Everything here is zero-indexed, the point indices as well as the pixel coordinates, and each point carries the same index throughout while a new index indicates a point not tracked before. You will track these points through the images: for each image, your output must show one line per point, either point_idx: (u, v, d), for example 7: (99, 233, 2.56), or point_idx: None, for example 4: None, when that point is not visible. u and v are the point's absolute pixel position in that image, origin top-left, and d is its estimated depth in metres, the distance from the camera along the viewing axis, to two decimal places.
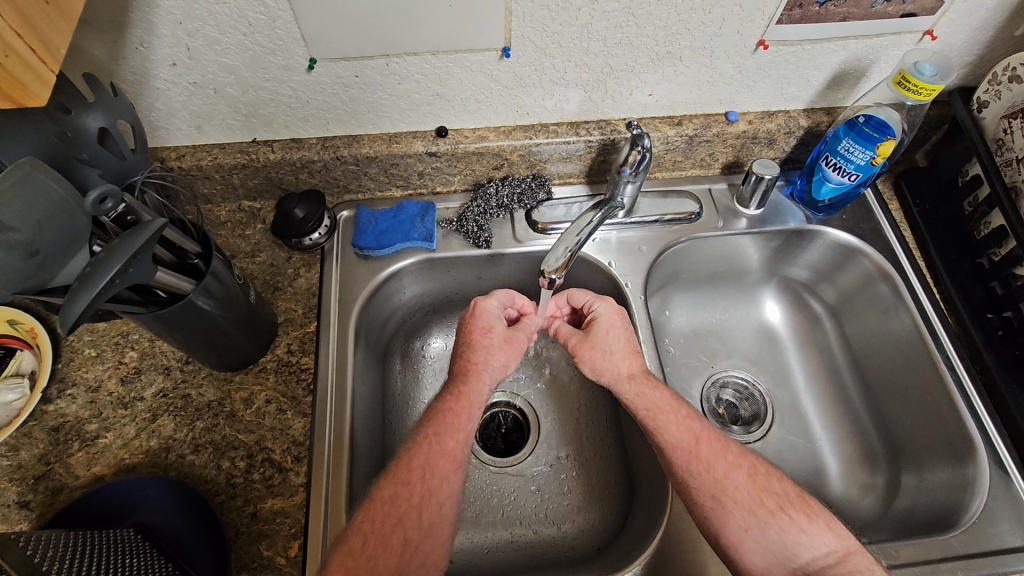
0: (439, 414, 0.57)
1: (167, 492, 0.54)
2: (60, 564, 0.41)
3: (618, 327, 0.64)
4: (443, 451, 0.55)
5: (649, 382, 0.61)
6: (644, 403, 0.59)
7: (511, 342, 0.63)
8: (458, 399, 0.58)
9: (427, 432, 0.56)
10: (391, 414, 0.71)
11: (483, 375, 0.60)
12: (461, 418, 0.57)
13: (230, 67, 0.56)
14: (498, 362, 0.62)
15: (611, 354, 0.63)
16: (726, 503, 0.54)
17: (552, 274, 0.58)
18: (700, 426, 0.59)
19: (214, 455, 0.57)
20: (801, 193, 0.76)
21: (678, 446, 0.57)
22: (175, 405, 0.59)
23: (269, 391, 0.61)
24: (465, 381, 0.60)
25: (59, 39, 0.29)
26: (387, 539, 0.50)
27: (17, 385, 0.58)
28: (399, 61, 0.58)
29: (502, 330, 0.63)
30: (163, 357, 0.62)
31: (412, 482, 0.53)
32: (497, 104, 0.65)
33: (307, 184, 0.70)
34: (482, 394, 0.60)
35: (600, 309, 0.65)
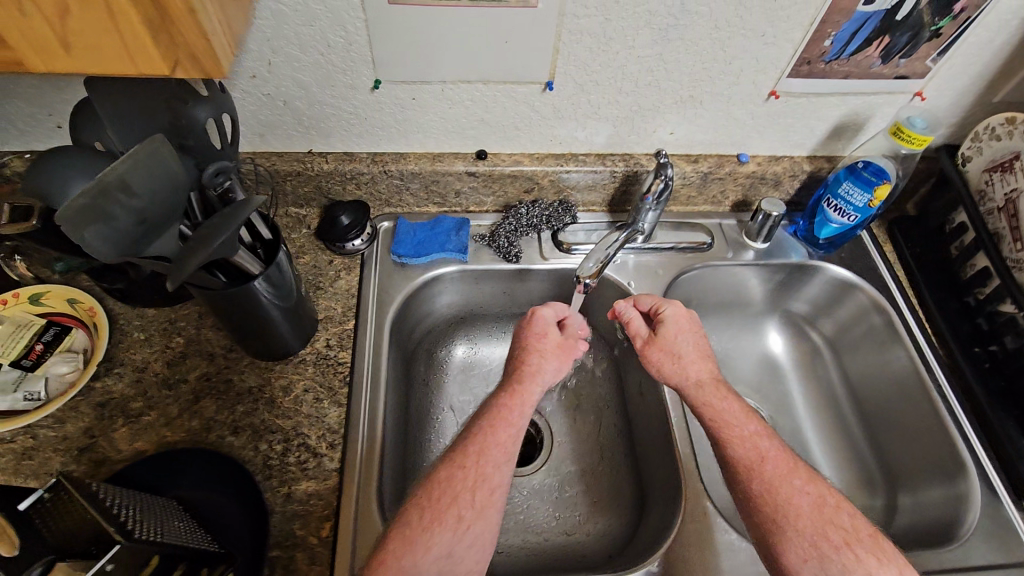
0: (493, 408, 0.60)
1: (207, 468, 0.57)
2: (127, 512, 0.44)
3: (684, 331, 0.68)
4: (496, 441, 0.57)
5: (717, 392, 0.64)
6: (710, 412, 0.63)
7: (564, 349, 0.67)
8: (512, 397, 0.61)
9: (481, 425, 0.59)
10: (415, 416, 0.74)
11: (537, 379, 0.63)
12: (513, 414, 0.60)
13: (302, 82, 0.62)
14: (550, 366, 0.65)
15: (678, 357, 0.67)
16: (786, 526, 0.55)
17: (585, 279, 0.63)
18: (768, 446, 0.60)
19: (252, 437, 0.59)
20: (804, 231, 0.83)
21: (741, 462, 0.59)
22: (217, 388, 0.62)
23: (307, 381, 0.64)
24: (518, 381, 0.63)
25: (236, 22, 0.37)
26: (442, 514, 0.52)
27: (71, 359, 0.61)
28: (454, 88, 0.65)
29: (553, 338, 0.67)
30: (207, 343, 0.65)
31: (468, 468, 0.55)
32: (534, 133, 0.72)
33: (352, 195, 0.75)
34: (534, 396, 0.62)
35: (668, 310, 0.69)
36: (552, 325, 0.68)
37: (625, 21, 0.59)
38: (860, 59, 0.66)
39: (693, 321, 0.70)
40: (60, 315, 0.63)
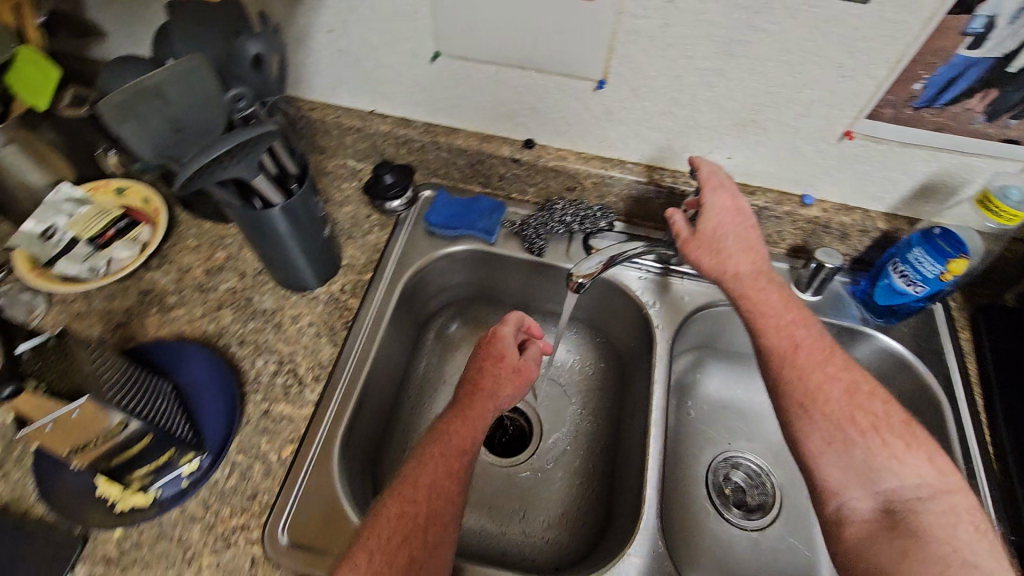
0: (444, 436, 0.56)
1: (205, 365, 0.62)
2: (114, 376, 0.50)
3: (728, 224, 0.63)
4: (448, 471, 0.54)
5: (756, 283, 0.62)
6: (746, 304, 0.62)
7: (518, 371, 0.64)
8: (464, 422, 0.57)
9: (432, 452, 0.55)
10: (410, 378, 0.76)
11: (489, 398, 0.60)
12: (466, 440, 0.56)
13: (371, 43, 0.67)
14: (504, 392, 0.62)
15: (719, 251, 0.63)
16: (813, 412, 0.55)
17: (580, 278, 0.62)
18: (805, 334, 0.59)
19: (252, 352, 0.65)
20: (863, 293, 0.74)
21: (774, 351, 0.59)
22: (237, 302, 0.69)
23: (314, 316, 0.69)
24: (471, 405, 0.59)
25: None
26: (393, 555, 0.48)
27: (131, 247, 0.70)
28: (509, 72, 0.66)
29: (511, 359, 0.65)
30: (243, 262, 0.72)
31: (418, 501, 0.51)
32: (583, 131, 0.71)
33: (403, 159, 0.80)
34: (487, 419, 0.59)
35: (709, 202, 0.63)
36: (508, 348, 0.65)
37: (685, 29, 0.57)
38: (958, 111, 0.58)
39: (734, 209, 0.64)
40: (134, 208, 0.73)
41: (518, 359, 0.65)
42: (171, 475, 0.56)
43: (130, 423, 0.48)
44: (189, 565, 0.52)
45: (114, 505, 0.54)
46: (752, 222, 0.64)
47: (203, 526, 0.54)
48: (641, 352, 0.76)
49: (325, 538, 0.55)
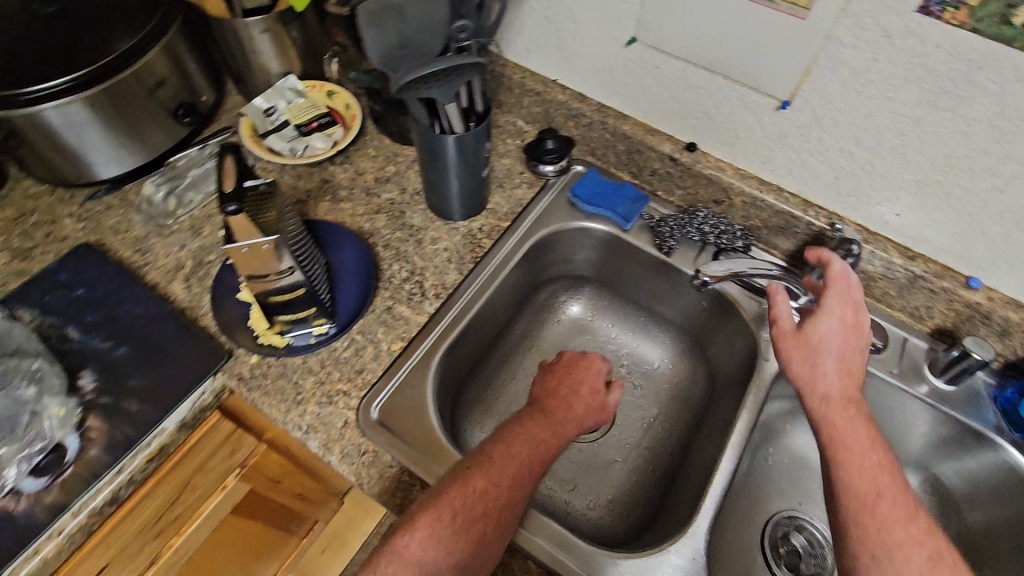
0: (535, 434, 0.58)
1: (354, 251, 0.71)
2: (294, 232, 0.59)
3: (838, 337, 0.61)
4: (532, 468, 0.56)
5: (849, 410, 0.58)
6: (833, 428, 0.57)
7: (604, 409, 0.65)
8: (554, 430, 0.60)
9: (521, 441, 0.58)
10: (511, 328, 0.81)
11: (576, 428, 0.62)
12: (548, 451, 0.58)
13: (576, 17, 0.72)
14: (586, 422, 0.63)
15: (820, 364, 0.60)
16: (884, 569, 0.49)
17: (705, 276, 0.70)
18: (892, 481, 0.54)
19: (392, 255, 0.73)
20: (1008, 401, 0.67)
21: (854, 489, 0.54)
22: (392, 212, 0.78)
23: (449, 243, 0.76)
24: (562, 416, 0.61)
25: None
26: (470, 521, 0.51)
27: (325, 140, 0.80)
28: (695, 72, 0.68)
29: (599, 392, 0.65)
30: (406, 181, 0.81)
31: (495, 481, 0.53)
32: (750, 147, 0.72)
33: (569, 131, 0.84)
34: (568, 440, 0.61)
35: (829, 305, 0.62)
36: (602, 383, 0.66)
37: (893, 68, 0.56)
38: None
39: (852, 325, 0.62)
40: (336, 111, 0.84)
41: (605, 397, 0.66)
42: (304, 329, 0.64)
43: (293, 273, 0.57)
44: (298, 406, 0.61)
45: (257, 338, 0.64)
46: (864, 347, 0.62)
47: (316, 380, 0.62)
48: (740, 379, 0.74)
49: (404, 426, 0.61)
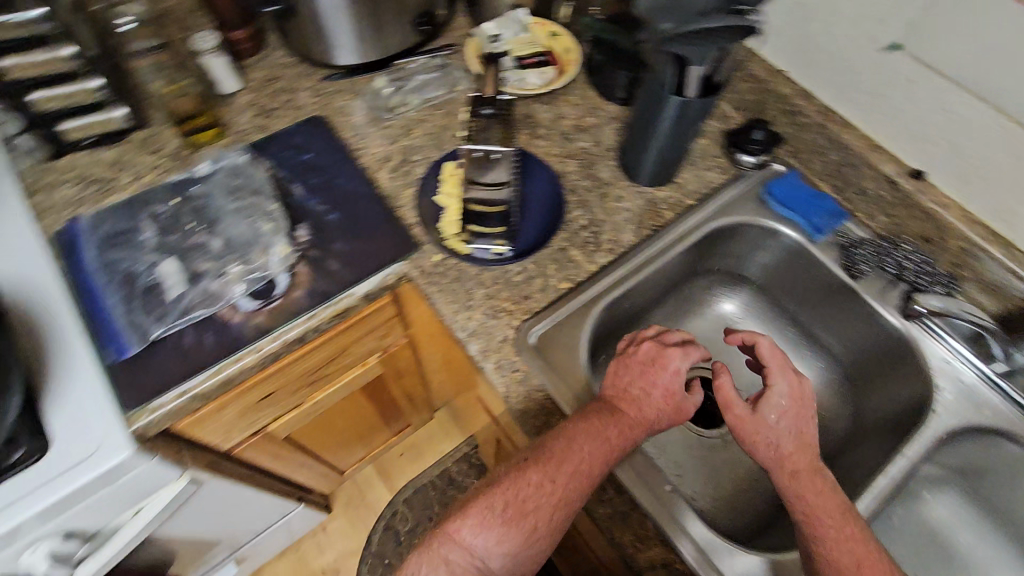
0: (597, 428, 0.54)
1: (545, 185, 0.74)
2: None
3: (789, 413, 0.55)
4: (586, 466, 0.52)
5: (814, 481, 0.52)
6: (803, 506, 0.51)
7: (679, 412, 0.57)
8: (617, 428, 0.54)
9: (583, 435, 0.54)
10: (662, 304, 0.81)
11: (642, 425, 0.55)
12: (613, 446, 0.53)
13: (836, 9, 0.68)
14: (657, 419, 0.56)
15: (776, 441, 0.53)
16: None
17: (921, 305, 0.67)
18: (868, 546, 0.50)
19: (575, 200, 0.74)
20: None
21: (839, 563, 0.49)
22: (582, 160, 0.78)
23: (631, 204, 0.75)
24: (625, 413, 0.55)
25: None
26: (518, 516, 0.51)
27: (538, 79, 0.83)
28: (956, 96, 0.63)
29: (676, 395, 0.57)
30: (602, 134, 0.81)
31: (554, 485, 0.51)
32: (990, 190, 0.65)
33: (780, 127, 0.80)
34: (634, 436, 0.55)
35: (778, 385, 0.56)
36: (679, 384, 0.57)
37: None
38: None
39: (797, 397, 0.56)
40: (555, 53, 0.86)
41: (681, 398, 0.57)
42: (485, 244, 0.68)
43: None
44: (466, 309, 0.65)
45: (444, 240, 0.68)
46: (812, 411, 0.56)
47: (485, 293, 0.66)
48: (897, 429, 0.69)
49: (559, 358, 0.63)
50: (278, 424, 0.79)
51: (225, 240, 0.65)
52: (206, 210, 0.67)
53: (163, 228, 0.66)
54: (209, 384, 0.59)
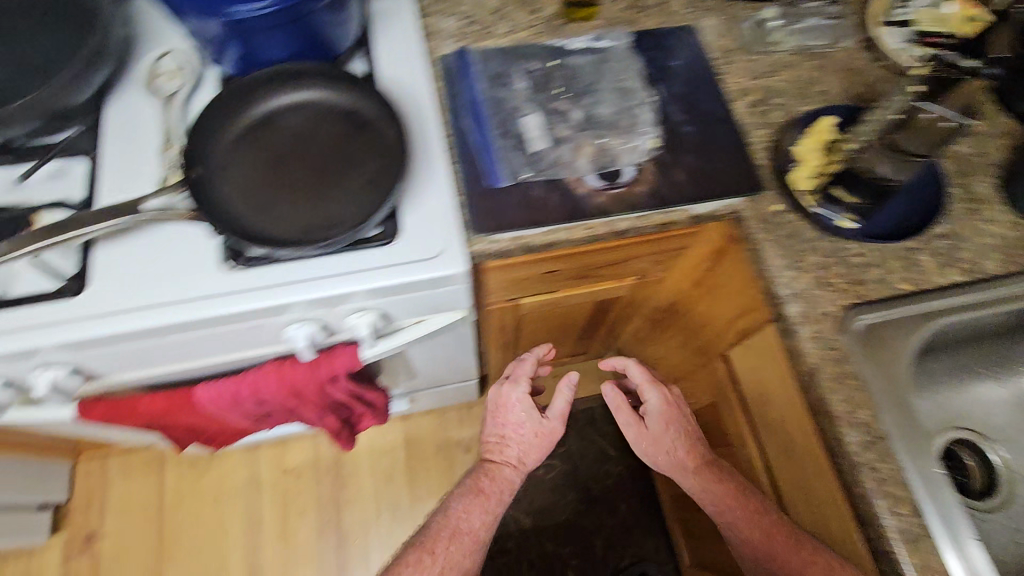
0: (466, 493, 0.82)
1: (921, 189, 0.66)
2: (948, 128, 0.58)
3: (667, 422, 0.74)
4: (478, 518, 0.80)
5: (704, 471, 0.71)
6: (710, 497, 0.69)
7: (552, 436, 0.83)
8: (484, 489, 0.81)
9: (468, 505, 0.81)
10: (975, 353, 0.71)
11: (512, 470, 0.83)
12: (490, 500, 0.81)
13: None
14: (524, 454, 0.83)
15: (659, 439, 0.74)
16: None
17: None
18: (770, 521, 0.64)
19: (941, 206, 0.66)
20: None
21: (739, 528, 0.66)
22: (961, 164, 0.68)
23: (1003, 233, 0.65)
24: (482, 481, 0.82)
25: None
26: (432, 546, 0.77)
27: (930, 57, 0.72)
28: None
29: (531, 423, 0.83)
30: (992, 144, 0.69)
31: (433, 556, 0.77)
32: None
33: None
34: (495, 488, 0.81)
35: (649, 398, 0.75)
36: (530, 421, 0.83)
37: None
38: None
39: (665, 408, 0.75)
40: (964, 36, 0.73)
41: (550, 425, 0.82)
42: (832, 212, 0.64)
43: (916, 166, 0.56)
44: (794, 270, 0.62)
45: (790, 172, 0.65)
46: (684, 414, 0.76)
47: (818, 262, 0.62)
48: None
49: (886, 353, 0.60)
50: (534, 300, 0.82)
51: (587, 115, 0.67)
52: (576, 81, 0.69)
53: (533, 84, 0.69)
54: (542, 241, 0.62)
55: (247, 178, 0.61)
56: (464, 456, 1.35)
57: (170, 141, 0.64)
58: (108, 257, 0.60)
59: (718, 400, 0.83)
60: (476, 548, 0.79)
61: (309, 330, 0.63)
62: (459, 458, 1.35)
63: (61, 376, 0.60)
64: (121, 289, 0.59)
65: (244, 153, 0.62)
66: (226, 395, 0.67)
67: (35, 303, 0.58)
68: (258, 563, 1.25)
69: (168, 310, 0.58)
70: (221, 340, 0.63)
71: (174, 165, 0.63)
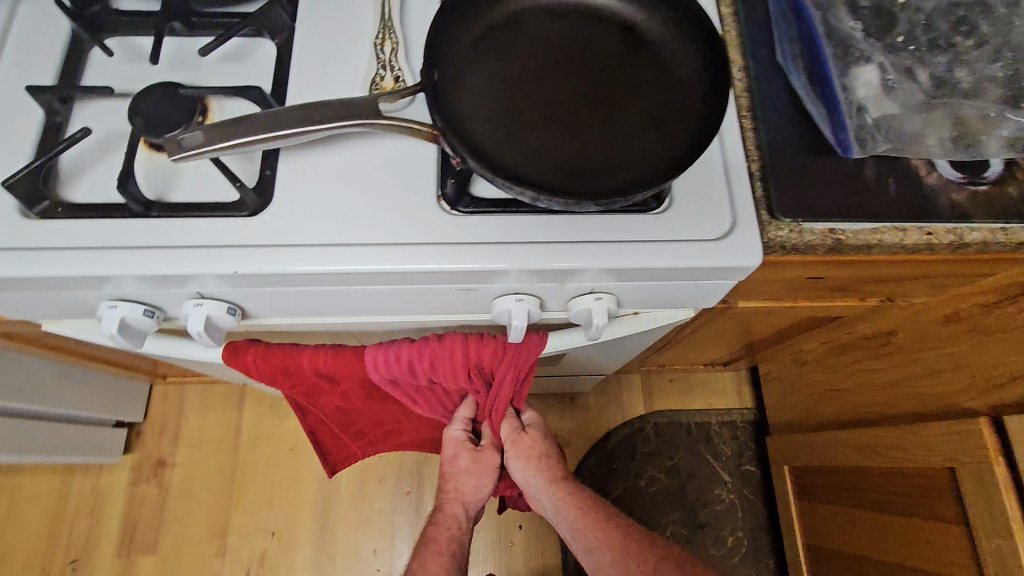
0: (426, 533, 0.72)
1: None
2: None
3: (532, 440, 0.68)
4: (434, 559, 0.70)
5: (566, 489, 0.71)
6: (572, 512, 0.72)
7: (482, 464, 0.67)
8: (439, 528, 0.71)
9: (432, 539, 0.70)
10: None
11: (461, 506, 0.71)
12: (443, 540, 0.70)
13: None
14: (475, 483, 0.69)
15: (533, 460, 0.68)
16: None
17: None
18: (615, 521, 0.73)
19: None
20: None
21: (596, 535, 0.71)
22: None
23: None
24: (436, 516, 0.72)
25: None
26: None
27: None
28: None
29: (467, 455, 0.67)
30: None
31: None
32: None
33: None
34: (437, 526, 0.71)
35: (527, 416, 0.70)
36: (459, 451, 0.67)
37: None
38: None
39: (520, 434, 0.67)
40: None
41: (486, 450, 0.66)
42: None
43: None
44: None
45: None
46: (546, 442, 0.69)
47: None
48: None
49: None
50: (750, 308, 0.66)
51: (938, 77, 0.49)
52: (927, 32, 0.51)
53: (873, 27, 0.51)
54: (866, 239, 0.45)
55: (489, 93, 0.45)
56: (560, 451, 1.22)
57: (387, 31, 0.49)
58: (298, 172, 0.46)
59: (956, 465, 0.66)
60: None
61: (526, 306, 0.49)
62: None
63: (217, 313, 0.47)
64: (308, 214, 0.45)
65: (487, 59, 0.46)
66: (403, 364, 0.52)
67: (200, 216, 0.45)
68: (327, 525, 1.15)
69: (368, 254, 0.44)
70: (410, 298, 0.49)
71: (390, 64, 0.48)
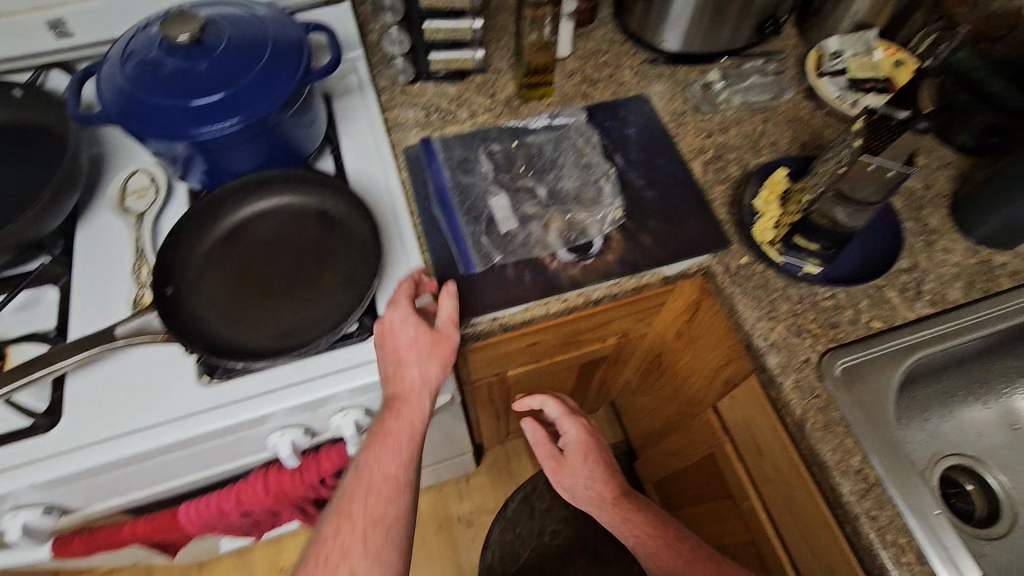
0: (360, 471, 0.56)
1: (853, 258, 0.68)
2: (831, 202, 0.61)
3: (580, 453, 0.77)
4: (373, 495, 0.55)
5: (620, 499, 0.74)
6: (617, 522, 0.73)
7: (438, 344, 0.58)
8: (387, 438, 0.56)
9: (363, 481, 0.55)
10: (954, 382, 0.72)
11: (389, 450, 0.56)
12: (376, 486, 0.55)
13: None
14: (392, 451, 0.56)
15: (575, 473, 0.76)
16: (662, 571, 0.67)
17: None
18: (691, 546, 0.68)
19: (894, 247, 0.68)
20: None
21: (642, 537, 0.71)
22: (912, 202, 0.73)
23: (961, 263, 0.69)
24: (378, 455, 0.56)
25: None
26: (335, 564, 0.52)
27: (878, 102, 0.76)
28: None
29: (425, 333, 0.57)
30: (933, 181, 0.74)
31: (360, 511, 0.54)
32: None
33: None
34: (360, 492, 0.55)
35: (568, 430, 0.78)
36: (415, 332, 0.57)
37: None
38: None
39: (579, 444, 0.77)
40: (894, 82, 0.78)
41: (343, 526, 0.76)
42: (799, 261, 0.66)
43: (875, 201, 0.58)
44: (768, 320, 0.64)
45: (752, 228, 0.68)
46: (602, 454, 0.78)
47: (791, 309, 0.64)
48: None
49: (862, 397, 0.60)
50: (521, 373, 0.83)
51: (551, 190, 0.72)
52: (537, 159, 0.74)
53: (498, 165, 0.73)
54: (521, 316, 0.63)
55: (220, 293, 0.61)
56: (466, 532, 1.30)
57: (142, 259, 0.65)
58: (81, 387, 0.59)
59: (713, 450, 0.83)
60: (389, 541, 0.54)
61: (289, 437, 0.62)
62: (460, 533, 1.30)
63: (32, 518, 0.58)
64: (89, 418, 0.57)
65: (217, 267, 0.62)
66: (210, 508, 0.64)
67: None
68: None
69: (142, 436, 0.56)
70: (197, 458, 0.61)
71: (148, 283, 0.63)
